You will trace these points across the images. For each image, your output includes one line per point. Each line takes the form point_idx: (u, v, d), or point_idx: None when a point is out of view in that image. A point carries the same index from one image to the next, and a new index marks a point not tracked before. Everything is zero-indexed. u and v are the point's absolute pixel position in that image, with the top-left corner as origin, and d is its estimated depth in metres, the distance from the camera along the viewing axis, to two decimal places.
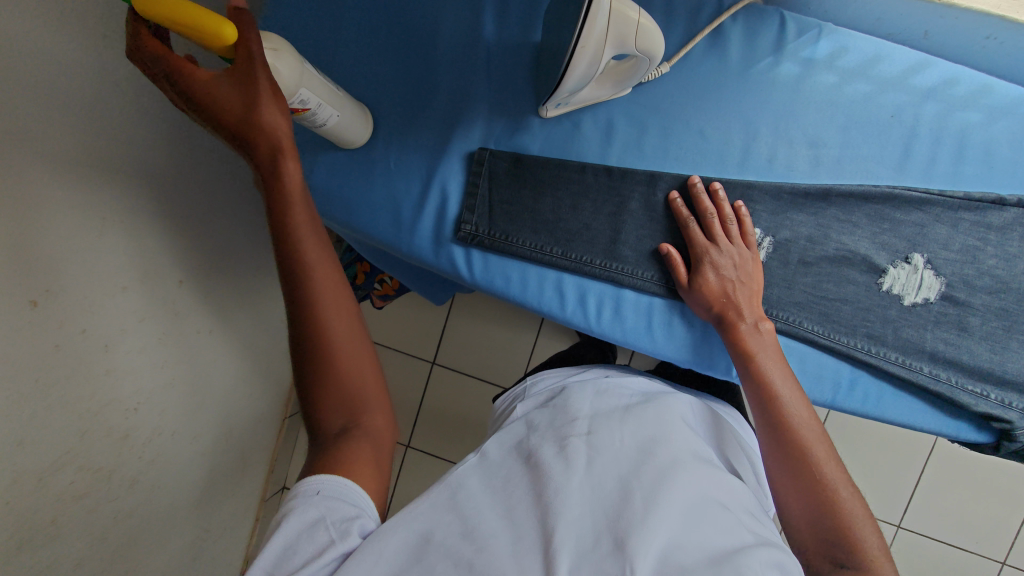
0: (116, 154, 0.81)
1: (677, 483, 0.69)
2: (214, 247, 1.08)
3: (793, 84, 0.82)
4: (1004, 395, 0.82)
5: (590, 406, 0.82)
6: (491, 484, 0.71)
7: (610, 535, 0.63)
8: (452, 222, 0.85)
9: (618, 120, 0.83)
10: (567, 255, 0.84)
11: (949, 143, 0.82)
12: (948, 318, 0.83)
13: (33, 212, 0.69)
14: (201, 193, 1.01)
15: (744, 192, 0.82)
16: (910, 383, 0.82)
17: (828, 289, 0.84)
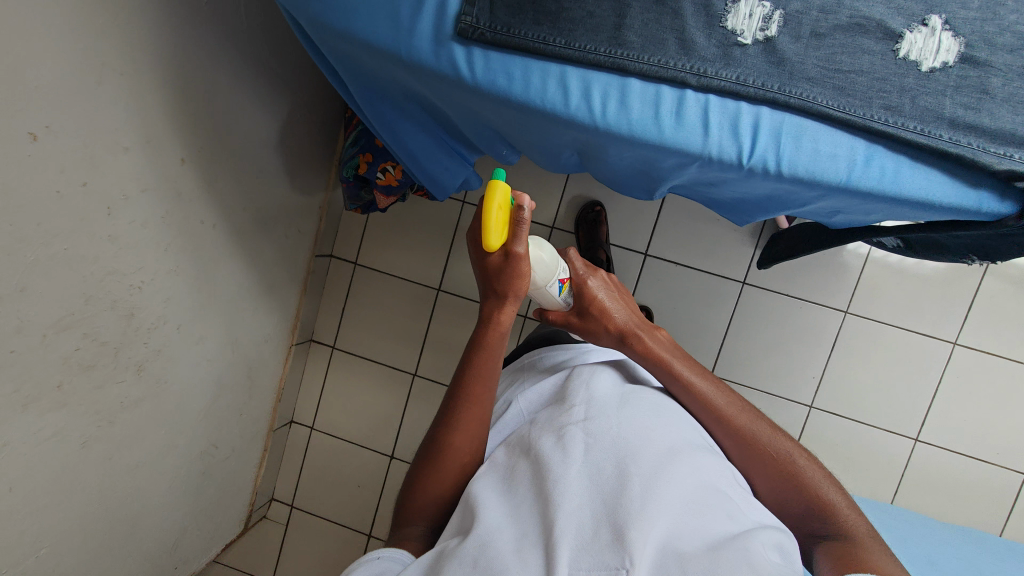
0: (128, 3, 0.79)
1: (682, 468, 0.58)
2: (222, 136, 1.06)
3: None
4: None
5: (586, 390, 0.69)
6: (488, 483, 0.63)
7: (610, 522, 0.52)
8: (453, 17, 0.61)
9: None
10: (571, 47, 0.60)
11: None
12: (975, 79, 0.54)
13: (38, 38, 0.68)
14: (214, 72, 0.99)
15: None
16: (941, 157, 0.55)
17: (844, 63, 0.56)
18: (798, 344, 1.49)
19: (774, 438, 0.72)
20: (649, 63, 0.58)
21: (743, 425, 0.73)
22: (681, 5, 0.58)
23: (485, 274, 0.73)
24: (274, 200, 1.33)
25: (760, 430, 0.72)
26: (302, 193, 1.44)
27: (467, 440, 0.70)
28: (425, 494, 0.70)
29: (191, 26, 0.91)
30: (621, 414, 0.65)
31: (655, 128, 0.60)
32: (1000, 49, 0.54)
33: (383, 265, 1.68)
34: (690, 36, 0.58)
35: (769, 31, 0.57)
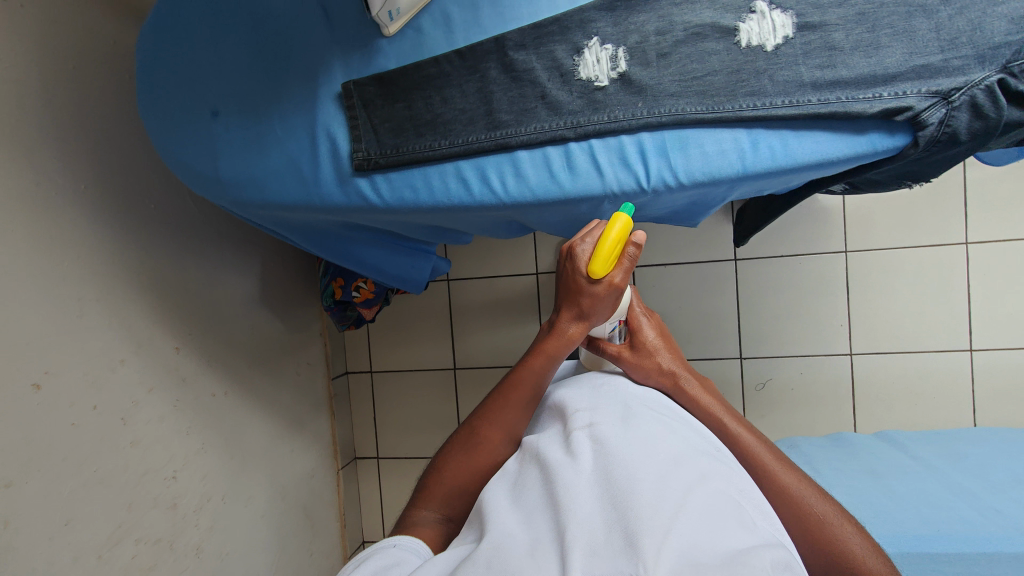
0: (89, 238, 0.88)
1: (687, 475, 0.56)
2: (208, 312, 1.14)
3: None
4: (918, 78, 0.54)
5: (589, 404, 0.71)
6: (499, 491, 0.61)
7: (622, 524, 0.50)
8: (348, 157, 0.67)
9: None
10: (456, 144, 0.64)
11: None
12: (820, 39, 0.56)
13: (16, 304, 0.76)
14: (183, 261, 1.07)
15: (582, 15, 0.61)
16: (817, 118, 0.57)
17: (696, 69, 0.59)
18: (814, 299, 1.46)
19: (824, 504, 0.63)
20: (529, 133, 0.63)
21: (787, 482, 0.66)
22: (535, 74, 0.62)
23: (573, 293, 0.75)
24: (277, 347, 1.40)
25: (806, 489, 0.65)
26: (301, 329, 1.51)
27: (503, 437, 0.76)
28: (451, 476, 0.73)
29: (151, 233, 1.00)
30: (625, 426, 0.65)
31: (555, 185, 0.63)
32: (830, 6, 0.56)
33: (397, 364, 1.72)
34: (553, 96, 0.62)
35: (620, 68, 0.61)
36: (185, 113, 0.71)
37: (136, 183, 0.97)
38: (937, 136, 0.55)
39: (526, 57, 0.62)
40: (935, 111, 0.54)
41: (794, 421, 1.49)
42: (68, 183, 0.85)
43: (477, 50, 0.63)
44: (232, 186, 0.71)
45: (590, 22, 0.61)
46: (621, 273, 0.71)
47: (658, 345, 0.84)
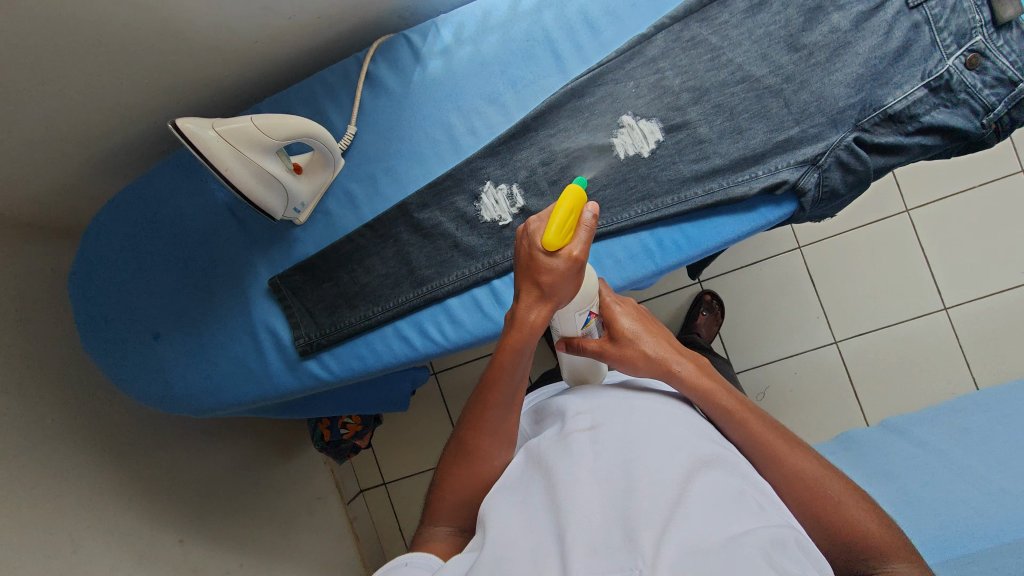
0: (70, 461, 0.84)
1: (704, 453, 0.45)
2: (209, 488, 1.09)
3: (449, 82, 0.65)
4: (783, 153, 0.58)
5: (588, 387, 0.57)
6: (500, 499, 0.47)
7: (625, 516, 0.39)
8: (291, 345, 0.69)
9: (346, 177, 0.67)
10: (387, 308, 0.67)
11: (582, 30, 0.62)
12: (688, 138, 0.60)
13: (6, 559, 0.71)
14: (176, 445, 1.03)
15: (471, 166, 0.64)
16: (703, 208, 0.60)
17: (586, 188, 0.63)
18: (787, 298, 1.42)
19: (845, 494, 0.47)
20: (451, 282, 0.65)
21: (800, 467, 0.47)
22: (444, 227, 0.65)
23: (522, 270, 0.47)
24: (281, 493, 1.29)
25: (821, 475, 0.47)
26: (305, 465, 1.40)
27: (500, 442, 0.54)
28: (457, 494, 0.54)
29: (136, 430, 0.96)
30: (635, 399, 0.52)
31: (489, 322, 0.65)
32: (688, 106, 0.60)
33: None
34: (465, 243, 0.65)
35: (517, 203, 0.64)
36: (127, 341, 0.71)
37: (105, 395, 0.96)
38: (820, 197, 0.58)
39: (431, 214, 0.66)
40: (808, 179, 0.57)
41: (809, 421, 1.42)
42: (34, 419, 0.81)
43: (384, 220, 0.66)
44: (188, 397, 0.71)
45: (479, 170, 0.64)
46: (580, 247, 0.45)
47: (641, 329, 0.54)
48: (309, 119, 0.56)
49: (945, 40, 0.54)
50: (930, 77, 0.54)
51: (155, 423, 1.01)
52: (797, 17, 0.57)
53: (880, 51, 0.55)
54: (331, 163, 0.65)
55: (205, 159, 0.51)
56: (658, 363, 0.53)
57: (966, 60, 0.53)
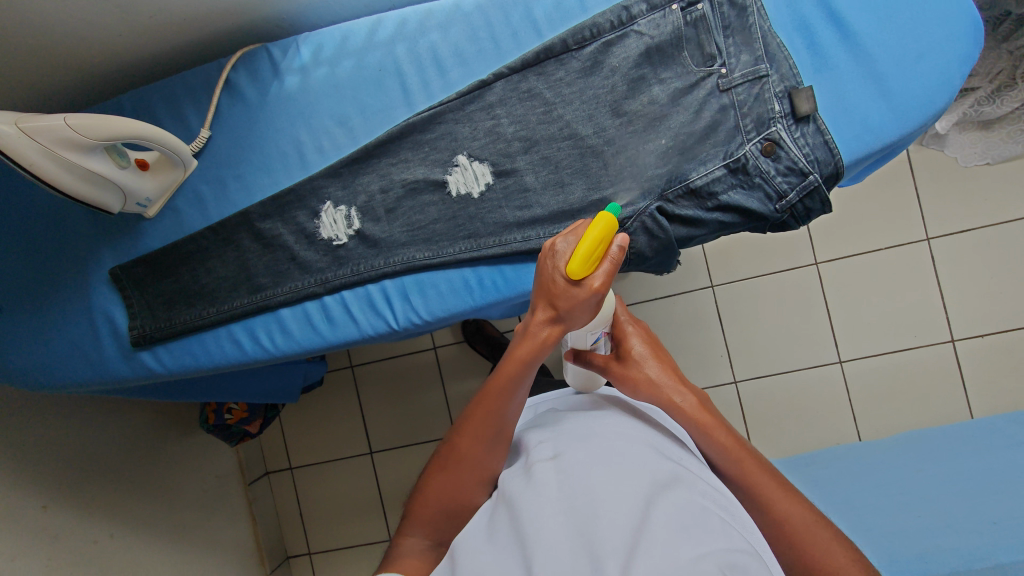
0: None
1: (662, 474, 0.45)
2: (82, 459, 1.09)
3: (304, 99, 0.67)
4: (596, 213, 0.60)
5: (556, 417, 0.57)
6: (472, 527, 0.46)
7: (588, 546, 0.38)
8: (125, 334, 0.70)
9: (198, 179, 0.69)
10: (222, 311, 0.69)
11: (430, 68, 0.64)
12: (516, 185, 0.63)
13: None
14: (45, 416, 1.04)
15: (313, 184, 0.66)
16: (519, 253, 0.62)
17: (421, 220, 0.65)
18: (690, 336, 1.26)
19: (825, 536, 0.46)
20: (285, 293, 0.67)
21: (772, 496, 0.49)
22: (283, 239, 0.67)
23: (543, 288, 0.49)
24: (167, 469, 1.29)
25: (810, 524, 0.47)
26: (201, 443, 1.40)
27: (492, 449, 0.51)
28: (440, 503, 0.50)
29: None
30: (603, 425, 0.51)
31: (318, 337, 0.67)
32: (518, 155, 0.63)
33: None
34: (301, 257, 0.67)
35: (354, 225, 0.66)
36: None
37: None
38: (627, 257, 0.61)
39: (270, 225, 0.68)
40: None
41: None
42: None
43: (226, 225, 0.68)
44: (20, 373, 0.72)
45: (320, 188, 0.66)
46: (604, 274, 0.47)
47: (647, 353, 0.61)
48: (127, 118, 0.58)
49: (746, 125, 0.57)
50: (729, 159, 0.57)
51: (24, 393, 1.02)
52: (621, 85, 0.60)
53: (688, 129, 0.58)
54: (183, 162, 0.67)
55: (5, 155, 0.55)
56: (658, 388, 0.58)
57: (762, 147, 0.57)
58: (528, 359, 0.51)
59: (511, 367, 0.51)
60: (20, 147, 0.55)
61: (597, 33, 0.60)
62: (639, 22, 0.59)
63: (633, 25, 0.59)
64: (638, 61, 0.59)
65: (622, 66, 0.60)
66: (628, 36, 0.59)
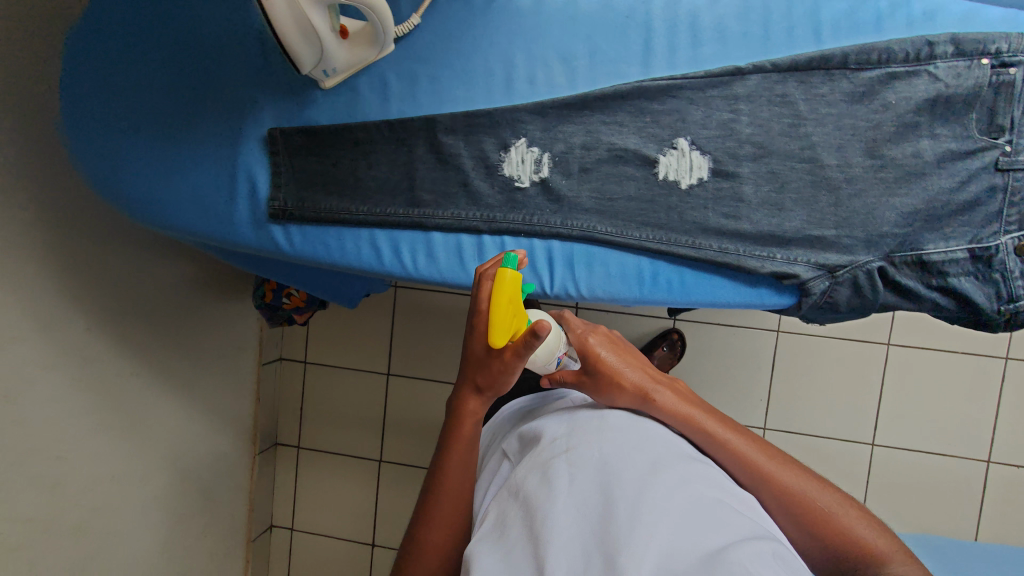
0: None
1: (669, 469, 0.49)
2: (124, 293, 1.07)
3: (531, 19, 0.60)
4: (807, 250, 0.56)
5: (569, 407, 0.62)
6: (488, 523, 0.52)
7: (602, 548, 0.43)
8: (264, 201, 0.66)
9: (388, 65, 0.63)
10: (372, 212, 0.64)
11: (684, 33, 0.58)
12: (730, 191, 0.58)
13: None
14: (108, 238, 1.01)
15: (513, 115, 0.61)
16: (708, 263, 0.58)
17: (611, 191, 0.60)
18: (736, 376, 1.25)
19: (834, 504, 0.54)
20: (445, 217, 0.63)
21: (792, 484, 0.54)
22: (461, 161, 0.62)
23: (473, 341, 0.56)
24: (190, 321, 1.28)
25: (809, 491, 0.54)
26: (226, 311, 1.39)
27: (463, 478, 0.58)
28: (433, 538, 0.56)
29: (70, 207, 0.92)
30: (613, 419, 0.56)
31: (464, 273, 0.64)
32: (745, 160, 0.57)
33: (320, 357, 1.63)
34: (475, 185, 0.62)
35: (542, 172, 0.61)
36: (97, 118, 0.67)
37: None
38: (820, 305, 0.57)
39: (453, 141, 0.62)
40: (817, 283, 0.56)
41: None
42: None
43: (407, 125, 0.63)
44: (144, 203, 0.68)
45: (519, 121, 0.61)
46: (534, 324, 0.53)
47: (617, 361, 0.61)
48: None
49: (1009, 215, 0.53)
50: (976, 243, 0.53)
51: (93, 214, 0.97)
52: (889, 124, 0.54)
53: (944, 196, 0.53)
54: (385, 44, 0.61)
55: None
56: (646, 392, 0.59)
57: (1017, 243, 0.52)
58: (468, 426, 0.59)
59: (452, 435, 0.58)
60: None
61: (886, 60, 0.54)
62: (937, 63, 0.53)
63: (930, 65, 0.53)
64: (920, 105, 0.53)
65: (900, 105, 0.54)
66: (919, 75, 0.53)
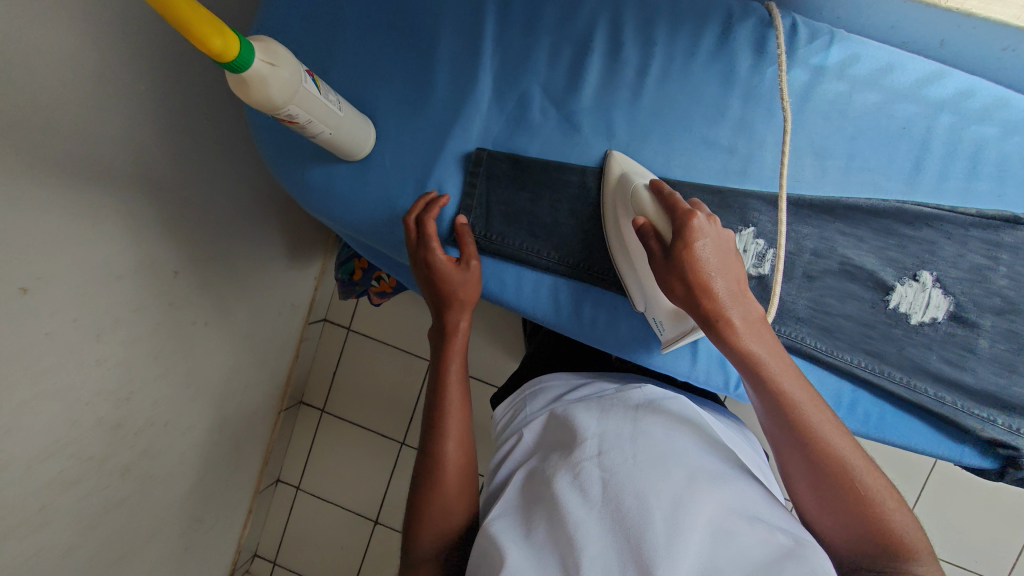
0: (110, 155, 0.77)
1: (686, 468, 0.55)
2: (210, 239, 1.04)
3: (802, 95, 0.69)
4: (1009, 419, 0.70)
5: (596, 419, 0.62)
6: (506, 524, 0.56)
7: (636, 565, 0.48)
8: (449, 220, 0.69)
9: (620, 110, 0.66)
10: (563, 262, 0.69)
11: (962, 159, 0.70)
12: (955, 340, 0.72)
13: (25, 216, 0.68)
14: (206, 182, 0.98)
15: (749, 203, 0.66)
16: (912, 405, 0.71)
17: (830, 305, 0.71)
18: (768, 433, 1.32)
19: (869, 472, 0.56)
20: None
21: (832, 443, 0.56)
22: None
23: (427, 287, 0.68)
24: (260, 274, 1.24)
25: (861, 470, 0.56)
26: (288, 269, 1.36)
27: (456, 431, 0.64)
28: (434, 517, 0.60)
29: (182, 147, 0.90)
30: (637, 438, 0.59)
31: (646, 347, 0.70)
32: (987, 312, 0.72)
33: (364, 328, 1.60)
34: None
35: (762, 268, 0.69)
36: None
37: (215, 105, 0.95)
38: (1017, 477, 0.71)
39: None
40: None
41: None
42: (130, 82, 0.77)
43: None
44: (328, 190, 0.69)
45: (750, 210, 0.67)
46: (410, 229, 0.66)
47: (709, 263, 0.55)
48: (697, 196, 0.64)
49: None
50: None
51: (199, 158, 0.95)
52: None
53: None
54: (665, 339, 0.67)
55: (602, 158, 0.66)
56: (703, 290, 0.56)
57: None
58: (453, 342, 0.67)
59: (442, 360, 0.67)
60: (641, 198, 0.61)
61: None
62: None
63: None
64: None
65: None
66: None
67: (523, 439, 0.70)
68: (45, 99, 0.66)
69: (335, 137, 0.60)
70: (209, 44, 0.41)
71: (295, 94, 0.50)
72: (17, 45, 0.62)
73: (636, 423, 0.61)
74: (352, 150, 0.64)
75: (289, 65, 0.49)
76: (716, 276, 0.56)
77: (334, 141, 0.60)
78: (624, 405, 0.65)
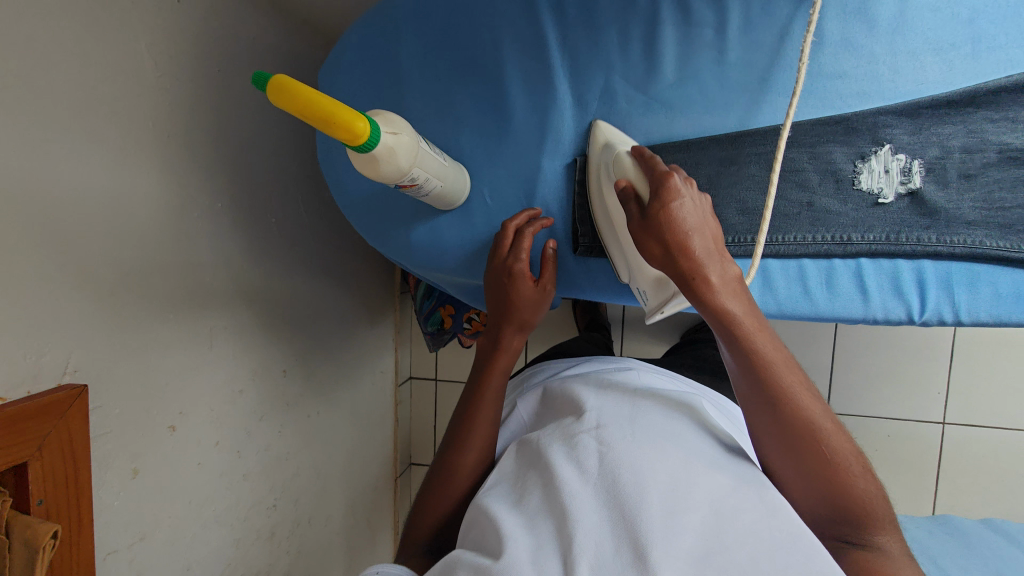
0: (208, 278, 0.79)
1: (683, 448, 0.54)
2: (305, 331, 1.05)
3: None
4: None
5: (593, 405, 0.61)
6: (498, 495, 0.56)
7: (629, 534, 0.46)
8: (567, 237, 0.69)
9: (707, 71, 0.61)
10: None
11: None
12: None
13: (154, 359, 0.70)
14: (292, 278, 0.99)
15: (879, 119, 0.59)
16: None
17: (1004, 199, 0.59)
18: (903, 360, 1.23)
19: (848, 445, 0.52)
20: (787, 243, 0.62)
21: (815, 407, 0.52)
22: (805, 176, 0.62)
23: (494, 306, 0.69)
24: (351, 351, 1.25)
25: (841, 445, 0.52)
26: (374, 338, 1.36)
27: (482, 439, 0.68)
28: (439, 506, 0.66)
29: (264, 251, 0.91)
30: (640, 419, 0.58)
31: (811, 303, 0.63)
32: None
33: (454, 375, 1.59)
34: (821, 204, 0.62)
35: (911, 183, 0.60)
36: None
37: (281, 202, 0.96)
38: None
39: (796, 155, 0.62)
40: None
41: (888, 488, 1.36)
42: (209, 203, 0.79)
43: (738, 141, 0.62)
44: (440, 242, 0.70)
45: (881, 126, 0.60)
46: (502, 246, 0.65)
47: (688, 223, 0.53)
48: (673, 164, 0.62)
49: None
50: None
51: (279, 257, 0.95)
52: None
53: None
54: (649, 311, 0.64)
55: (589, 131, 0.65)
56: (680, 249, 0.53)
57: None
58: (499, 362, 0.70)
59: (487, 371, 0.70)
60: (623, 163, 0.59)
61: None
62: None
63: None
64: None
65: None
66: None
67: (519, 412, 0.75)
68: (147, 244, 0.68)
69: (444, 188, 0.61)
70: (350, 127, 0.44)
71: (416, 155, 0.53)
72: (113, 201, 0.64)
73: (634, 405, 0.61)
74: (457, 195, 0.65)
75: (406, 131, 0.52)
76: (698, 238, 0.53)
77: (444, 192, 0.62)
78: (618, 392, 0.65)
